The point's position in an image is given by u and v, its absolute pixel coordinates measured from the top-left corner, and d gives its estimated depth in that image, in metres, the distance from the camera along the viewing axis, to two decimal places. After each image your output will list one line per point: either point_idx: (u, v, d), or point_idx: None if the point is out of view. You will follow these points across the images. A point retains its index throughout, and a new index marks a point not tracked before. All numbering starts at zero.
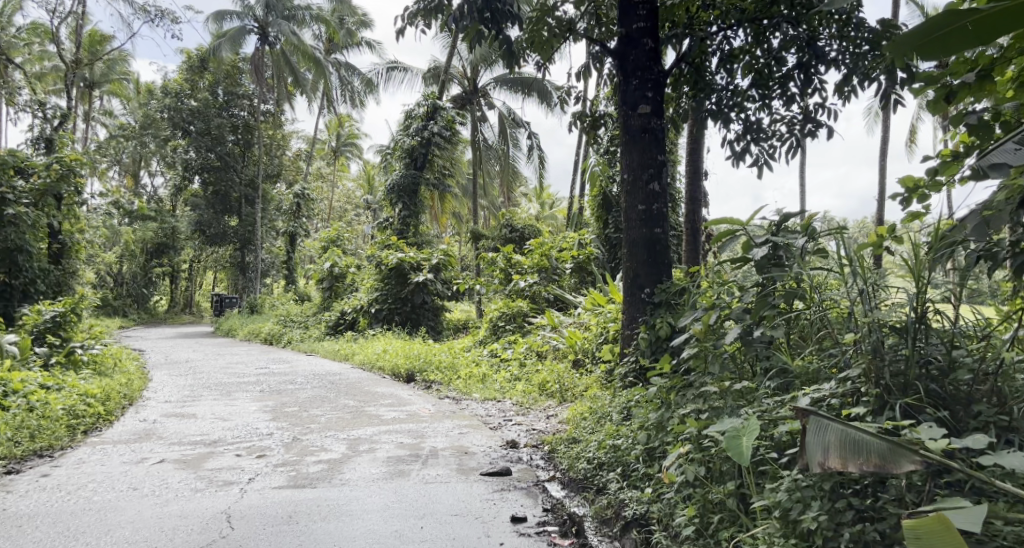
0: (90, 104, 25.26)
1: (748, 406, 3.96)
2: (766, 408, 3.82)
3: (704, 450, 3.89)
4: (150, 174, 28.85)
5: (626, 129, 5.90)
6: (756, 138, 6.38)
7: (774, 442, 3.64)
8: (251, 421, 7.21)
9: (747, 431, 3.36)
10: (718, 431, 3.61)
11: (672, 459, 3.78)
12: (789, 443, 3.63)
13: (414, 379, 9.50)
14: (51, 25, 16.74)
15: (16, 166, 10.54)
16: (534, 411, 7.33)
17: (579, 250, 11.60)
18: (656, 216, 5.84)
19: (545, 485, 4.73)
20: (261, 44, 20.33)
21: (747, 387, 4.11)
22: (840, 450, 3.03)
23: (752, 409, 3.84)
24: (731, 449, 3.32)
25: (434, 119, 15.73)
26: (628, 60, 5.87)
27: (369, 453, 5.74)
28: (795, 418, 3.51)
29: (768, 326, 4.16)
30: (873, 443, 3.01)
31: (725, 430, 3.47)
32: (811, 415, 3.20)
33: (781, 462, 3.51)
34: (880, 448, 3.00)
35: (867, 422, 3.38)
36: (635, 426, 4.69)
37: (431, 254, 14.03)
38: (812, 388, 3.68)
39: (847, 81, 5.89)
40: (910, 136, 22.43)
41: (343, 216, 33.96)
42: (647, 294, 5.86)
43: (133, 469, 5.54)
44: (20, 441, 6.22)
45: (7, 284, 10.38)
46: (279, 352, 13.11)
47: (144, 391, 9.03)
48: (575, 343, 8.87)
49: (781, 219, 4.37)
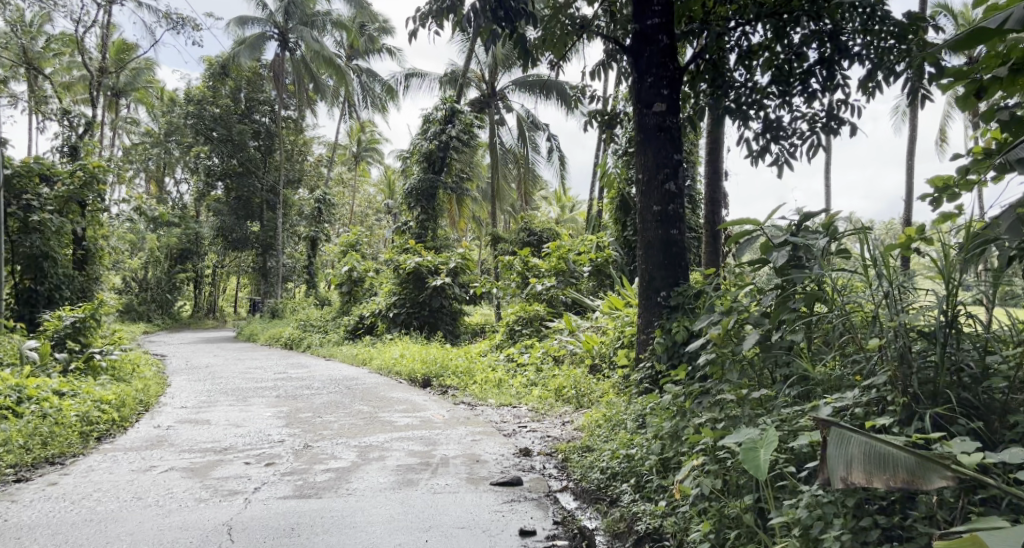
0: (115, 112, 25.49)
1: (766, 415, 3.78)
2: (786, 417, 3.64)
3: (720, 461, 3.70)
4: (174, 180, 29.04)
5: (641, 128, 5.73)
6: (777, 137, 6.18)
7: (794, 455, 3.46)
8: (265, 427, 7.11)
9: (764, 443, 3.19)
10: (734, 443, 3.43)
11: (686, 471, 3.61)
12: (810, 455, 3.45)
13: (430, 384, 9.37)
14: (75, 34, 16.88)
15: (41, 173, 10.58)
16: (550, 417, 7.18)
17: (597, 252, 11.40)
18: (672, 217, 5.68)
19: (556, 496, 4.57)
20: (281, 51, 20.43)
21: (766, 395, 3.92)
22: (864, 464, 2.85)
23: (770, 418, 3.66)
24: (748, 463, 3.14)
25: (452, 123, 15.66)
26: (643, 57, 5.70)
27: (379, 462, 5.61)
28: (817, 430, 3.31)
29: (789, 330, 3.97)
30: (900, 457, 2.82)
31: (741, 442, 3.29)
32: (833, 426, 3.01)
33: (800, 475, 3.32)
34: (906, 461, 2.82)
35: (894, 434, 3.19)
36: (649, 436, 4.51)
37: (449, 258, 13.90)
38: (834, 397, 3.49)
39: (872, 77, 5.70)
40: (939, 136, 22.02)
41: (364, 220, 33.97)
42: (663, 297, 5.69)
43: (139, 477, 5.45)
44: (32, 448, 6.16)
45: (32, 290, 10.42)
46: (297, 357, 13.04)
47: (161, 397, 8.96)
48: (592, 347, 8.71)
49: (801, 219, 4.16)
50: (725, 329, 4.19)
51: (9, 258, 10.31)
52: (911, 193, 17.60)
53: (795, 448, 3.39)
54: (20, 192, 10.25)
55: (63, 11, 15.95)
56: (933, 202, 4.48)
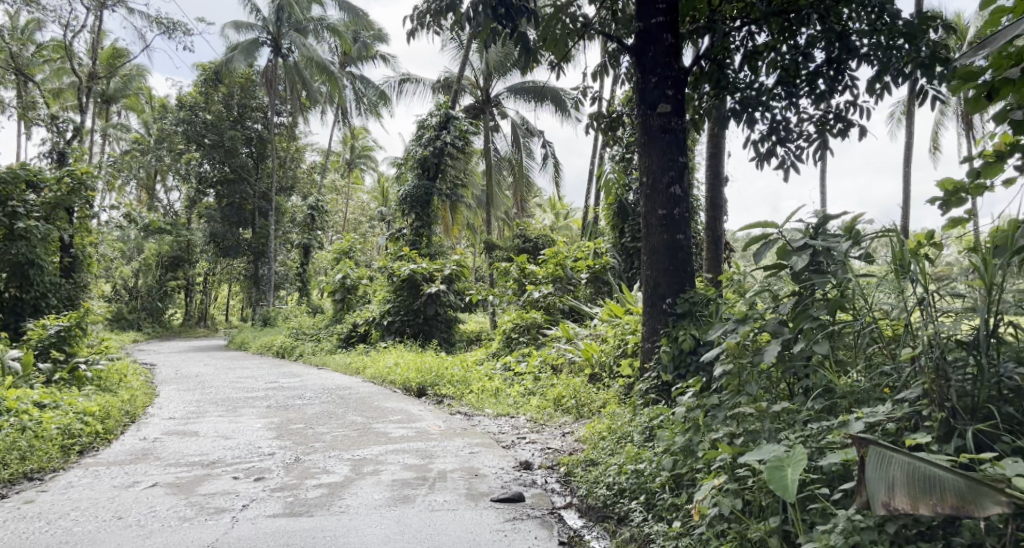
0: (106, 119, 25.22)
1: (788, 430, 3.59)
2: (812, 433, 3.44)
3: (738, 479, 3.50)
4: (165, 187, 28.71)
5: (645, 130, 5.54)
6: (783, 139, 5.95)
7: (825, 475, 3.27)
8: (255, 439, 6.87)
9: (792, 461, 3.03)
10: (756, 460, 3.24)
11: (704, 491, 3.39)
12: (841, 475, 3.25)
13: (425, 394, 9.15)
14: (65, 39, 16.67)
15: (27, 179, 10.32)
16: (549, 428, 6.97)
17: (594, 259, 11.17)
18: (678, 221, 5.48)
19: (561, 514, 4.35)
20: (274, 56, 20.25)
21: (786, 408, 3.72)
22: (908, 488, 2.80)
23: (794, 433, 3.48)
24: (775, 484, 2.98)
25: (447, 129, 15.45)
26: (647, 56, 5.52)
27: (373, 476, 5.37)
28: (849, 444, 3.16)
29: (810, 340, 3.75)
30: (948, 480, 2.77)
31: (767, 458, 3.13)
32: (871, 444, 2.97)
33: (833, 497, 3.12)
34: (953, 483, 2.77)
35: (935, 453, 3.05)
36: (659, 450, 4.31)
37: (444, 265, 13.71)
38: (865, 411, 3.32)
39: (880, 77, 5.47)
40: (932, 143, 21.94)
41: (357, 228, 33.64)
42: (669, 304, 5.50)
43: (121, 494, 5.21)
44: (9, 464, 5.90)
45: (17, 298, 10.14)
46: (290, 365, 12.78)
47: (148, 408, 8.71)
48: (591, 356, 8.50)
49: (819, 222, 3.97)
50: (743, 337, 3.97)
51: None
52: (908, 199, 17.48)
53: (825, 466, 3.20)
54: (6, 198, 10.02)
55: (52, 16, 15.74)
56: (941, 206, 4.28)
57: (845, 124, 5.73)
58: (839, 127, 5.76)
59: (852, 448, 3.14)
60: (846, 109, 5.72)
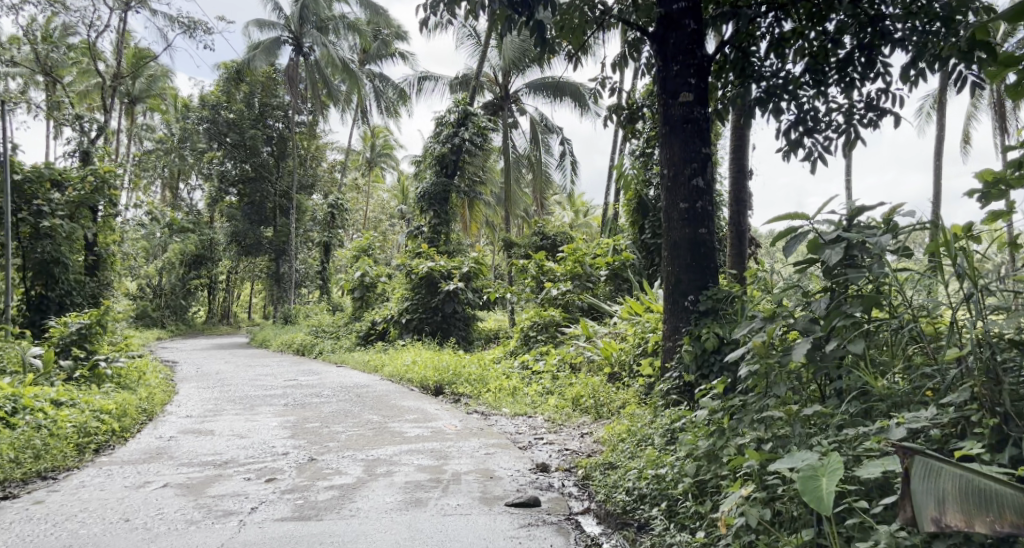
0: (131, 119, 25.36)
1: (820, 435, 3.39)
2: (848, 438, 3.24)
3: (767, 488, 3.30)
4: (188, 187, 28.83)
5: (666, 120, 5.34)
6: (811, 130, 5.70)
7: (863, 486, 3.07)
8: (270, 438, 6.75)
9: (827, 470, 2.85)
10: (786, 468, 3.05)
11: (730, 500, 3.19)
12: (880, 486, 3.08)
13: (443, 392, 9.01)
14: (89, 39, 16.75)
15: (52, 178, 10.27)
16: (567, 428, 6.79)
17: (614, 255, 10.96)
18: (700, 215, 5.27)
19: (578, 520, 4.17)
20: (296, 55, 20.22)
21: (819, 412, 3.51)
22: (963, 504, 2.67)
23: (828, 439, 3.30)
24: (809, 495, 2.80)
25: (466, 125, 15.28)
26: (668, 44, 5.31)
27: (386, 478, 5.23)
28: (890, 452, 2.99)
29: (844, 339, 3.54)
30: (1005, 494, 2.65)
31: (800, 466, 2.95)
32: (917, 455, 2.82)
33: (873, 511, 2.92)
34: (1013, 499, 2.65)
35: (988, 463, 2.89)
36: (681, 456, 4.11)
37: (462, 262, 13.57)
38: (907, 417, 3.13)
39: (915, 64, 5.22)
40: (963, 138, 21.44)
41: (376, 226, 33.56)
42: (690, 301, 5.30)
43: (130, 495, 5.10)
44: (23, 462, 5.83)
45: (42, 296, 10.12)
46: (308, 363, 12.69)
47: (166, 406, 8.63)
48: (611, 355, 8.30)
49: (852, 214, 3.75)
50: (771, 335, 3.75)
51: (20, 264, 10.00)
52: (938, 194, 17.06)
53: (864, 478, 3.00)
54: (31, 197, 9.91)
55: (77, 17, 15.80)
56: (981, 200, 4.01)
57: (877, 113, 5.47)
58: (871, 117, 5.50)
59: (894, 457, 2.96)
60: (877, 97, 5.46)
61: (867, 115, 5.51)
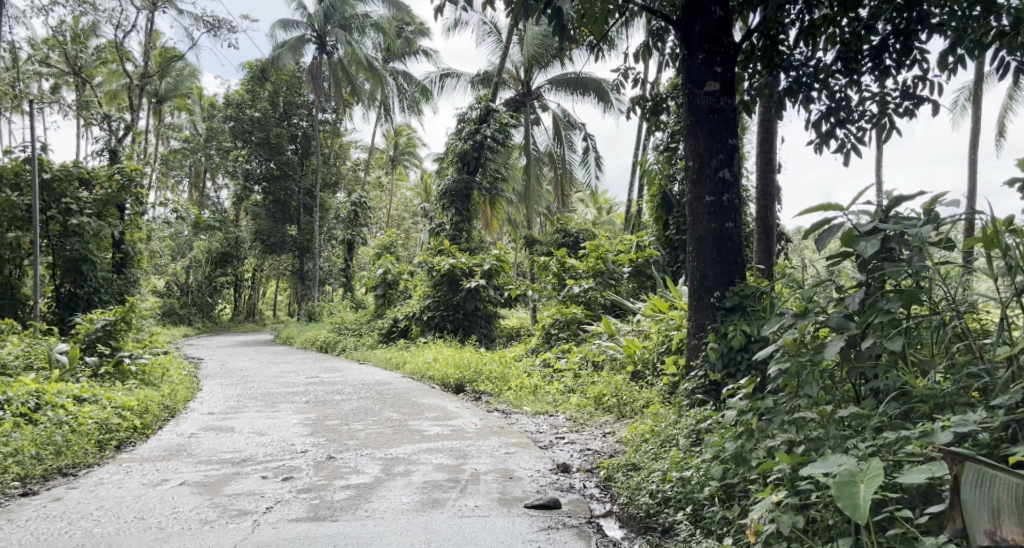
0: (159, 118, 25.56)
1: (857, 438, 3.22)
2: (888, 442, 3.07)
3: (799, 494, 3.13)
4: (214, 186, 28.99)
5: (691, 110, 5.17)
6: (843, 120, 5.50)
7: (906, 494, 2.90)
8: (289, 436, 6.68)
9: (867, 476, 2.70)
10: (819, 472, 2.90)
11: (760, 506, 3.02)
12: (923, 495, 2.91)
13: (463, 390, 8.90)
14: (117, 40, 16.85)
15: (80, 176, 10.27)
16: (589, 428, 6.65)
17: (637, 252, 10.82)
18: (727, 209, 5.11)
19: (600, 523, 4.03)
20: (319, 54, 20.29)
21: (856, 414, 3.33)
22: (1017, 515, 2.55)
23: (866, 442, 3.13)
24: (845, 503, 2.66)
25: (488, 122, 15.17)
26: (694, 31, 5.14)
27: (404, 477, 5.13)
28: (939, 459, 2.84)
29: (882, 336, 3.36)
30: None
31: (837, 471, 2.81)
32: (967, 461, 2.70)
33: (917, 522, 2.75)
34: None
35: None
36: (707, 458, 3.96)
37: (484, 260, 13.45)
38: (954, 420, 2.97)
39: (954, 50, 5.03)
40: (998, 130, 20.93)
41: (400, 223, 33.55)
42: (716, 298, 5.13)
43: (147, 493, 5.04)
44: (43, 459, 5.78)
45: (71, 294, 10.13)
46: (331, 360, 12.66)
47: (189, 403, 8.60)
48: (634, 353, 8.14)
49: (889, 205, 3.56)
50: (803, 332, 3.57)
51: (49, 261, 10.03)
52: (972, 189, 16.67)
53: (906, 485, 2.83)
54: (60, 195, 9.92)
55: (105, 17, 15.92)
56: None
57: (913, 102, 5.27)
58: (907, 106, 5.30)
59: (941, 462, 2.80)
60: (914, 85, 5.26)
61: (903, 104, 5.31)
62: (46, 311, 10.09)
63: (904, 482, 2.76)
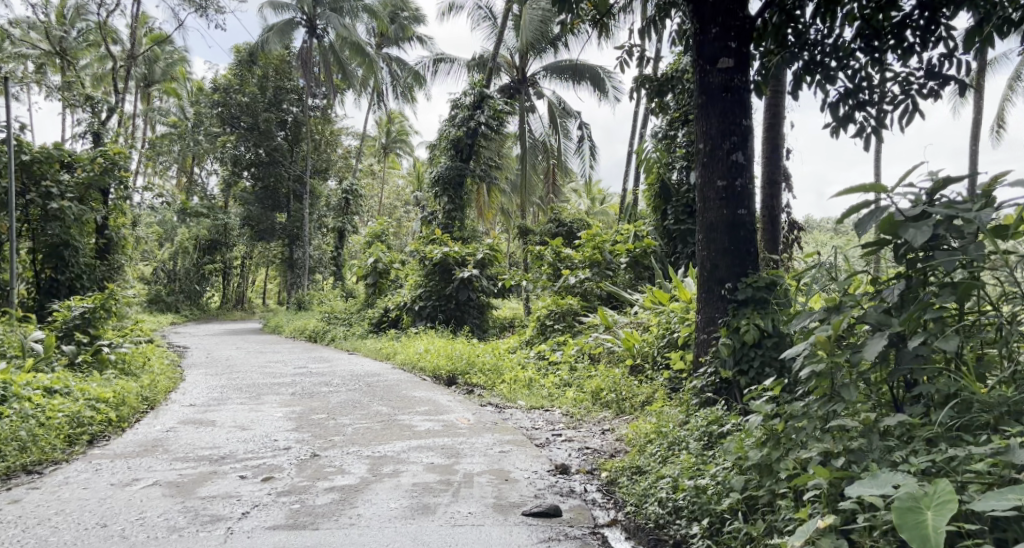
0: (146, 102, 25.02)
1: (910, 453, 2.98)
2: (948, 458, 2.84)
3: (845, 513, 2.90)
4: (202, 171, 28.45)
5: (704, 88, 4.82)
6: (862, 103, 5.16)
7: (976, 521, 2.64)
8: (272, 431, 6.32)
9: (933, 503, 2.54)
10: (874, 494, 2.70)
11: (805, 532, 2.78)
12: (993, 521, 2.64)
13: (455, 382, 8.55)
14: (100, 20, 16.30)
15: (60, 159, 9.82)
16: (587, 424, 6.32)
17: (635, 241, 10.46)
18: (740, 194, 4.78)
19: (604, 534, 3.71)
20: (309, 38, 19.74)
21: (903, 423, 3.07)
22: None
23: (921, 457, 2.90)
24: (910, 532, 2.50)
25: (481, 108, 14.73)
26: (707, 5, 4.77)
27: (392, 478, 4.79)
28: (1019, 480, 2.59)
29: (935, 336, 3.07)
30: None
31: (895, 493, 2.65)
32: None
33: None
34: None
35: None
36: (725, 466, 3.64)
37: (476, 249, 13.02)
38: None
39: (983, 26, 4.68)
40: (997, 120, 20.65)
41: (391, 212, 33.13)
42: (728, 290, 4.80)
43: (115, 495, 4.69)
44: (7, 455, 5.41)
45: (52, 280, 9.71)
46: (320, 350, 12.29)
47: (169, 394, 8.22)
48: (632, 346, 7.79)
49: (936, 187, 3.25)
50: (838, 329, 3.25)
51: (28, 246, 9.59)
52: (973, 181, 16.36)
53: (980, 511, 2.58)
54: (40, 178, 9.48)
55: None
56: None
57: (938, 82, 4.92)
58: (931, 86, 4.95)
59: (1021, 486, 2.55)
60: (939, 64, 4.91)
61: (928, 85, 4.96)
62: (24, 297, 9.67)
63: (978, 507, 2.52)
